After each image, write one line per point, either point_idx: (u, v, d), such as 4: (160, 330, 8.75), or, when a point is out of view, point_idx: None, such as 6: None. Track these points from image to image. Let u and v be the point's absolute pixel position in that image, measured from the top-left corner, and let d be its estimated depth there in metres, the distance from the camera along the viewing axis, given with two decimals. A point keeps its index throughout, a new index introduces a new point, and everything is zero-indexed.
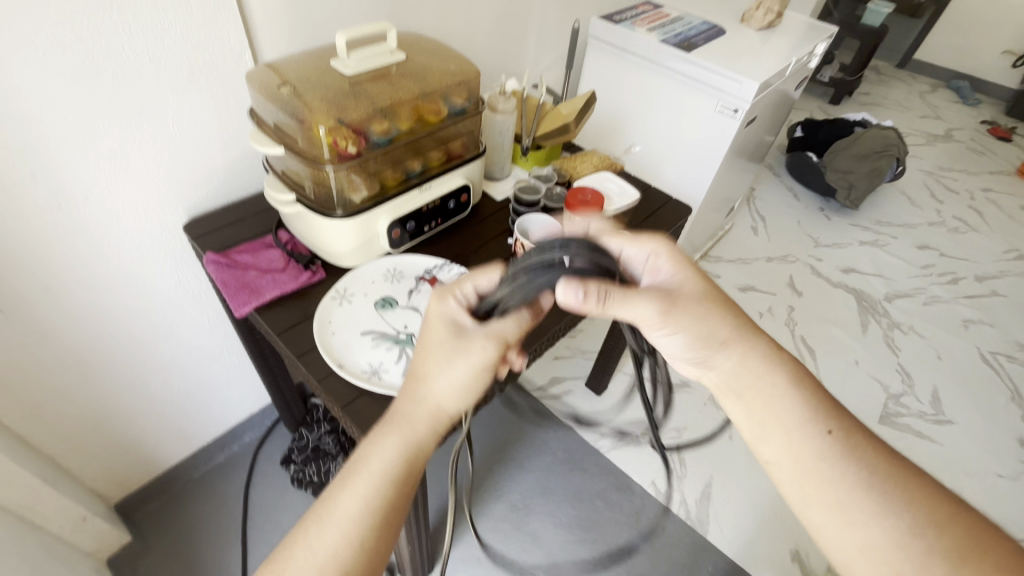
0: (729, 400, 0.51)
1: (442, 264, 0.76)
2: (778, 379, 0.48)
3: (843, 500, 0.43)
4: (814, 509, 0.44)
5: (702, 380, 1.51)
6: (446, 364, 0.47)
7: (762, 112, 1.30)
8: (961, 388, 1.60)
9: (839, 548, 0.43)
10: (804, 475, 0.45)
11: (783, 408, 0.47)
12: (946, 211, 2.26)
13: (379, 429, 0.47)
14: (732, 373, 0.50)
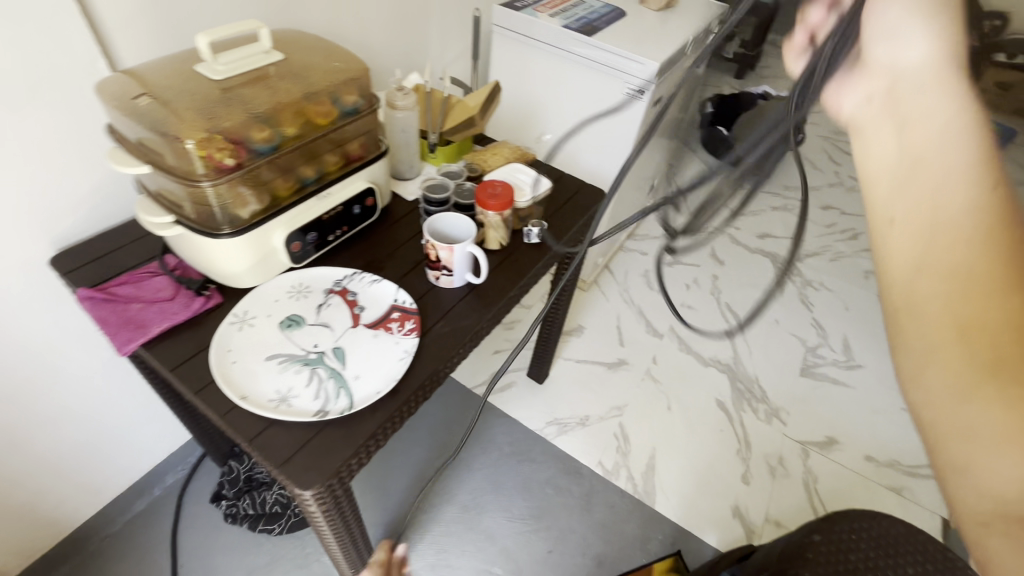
0: (871, 136, 0.35)
1: (352, 274, 0.73)
2: (964, 118, 0.32)
3: (960, 257, 0.29)
4: (920, 281, 0.30)
5: (639, 355, 1.57)
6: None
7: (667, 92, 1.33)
8: (867, 333, 1.75)
9: (919, 320, 0.30)
10: (926, 232, 0.31)
11: (943, 144, 0.32)
12: (843, 171, 2.47)
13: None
14: (901, 95, 0.34)
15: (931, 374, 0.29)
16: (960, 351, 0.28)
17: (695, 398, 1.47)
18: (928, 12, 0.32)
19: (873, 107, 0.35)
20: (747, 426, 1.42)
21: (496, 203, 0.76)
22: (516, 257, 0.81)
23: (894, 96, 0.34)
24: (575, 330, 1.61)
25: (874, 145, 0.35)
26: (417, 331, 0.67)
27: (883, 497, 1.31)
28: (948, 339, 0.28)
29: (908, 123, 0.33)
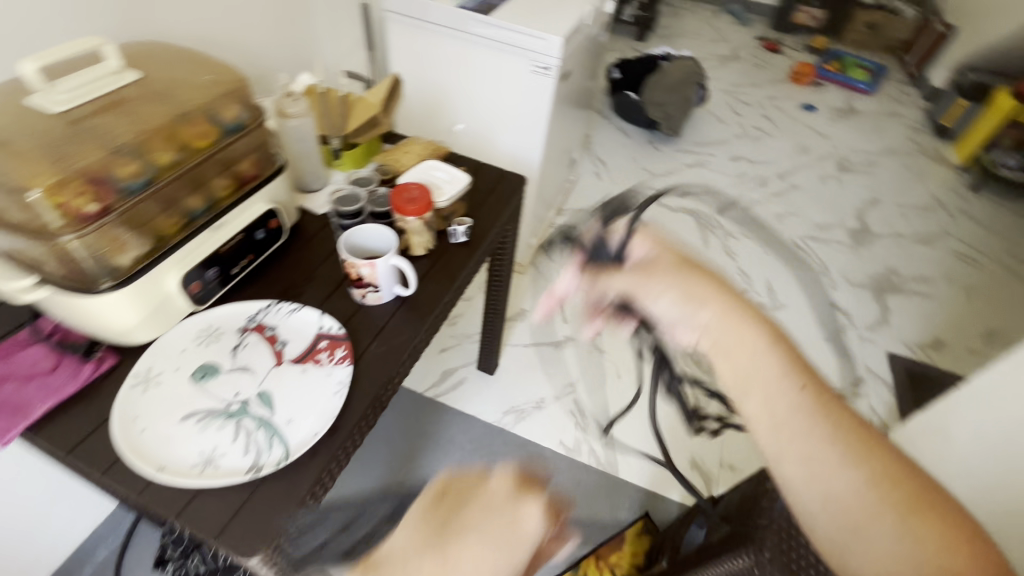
0: (716, 360, 0.51)
1: (267, 306, 0.66)
2: (765, 343, 0.49)
3: (815, 456, 0.44)
4: (789, 464, 0.45)
5: None
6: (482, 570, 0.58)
7: (573, 64, 1.32)
8: (785, 274, 1.88)
9: (814, 502, 0.44)
10: (781, 426, 0.46)
11: (759, 365, 0.48)
12: (746, 123, 2.62)
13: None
14: (717, 331, 0.50)
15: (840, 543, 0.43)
16: (852, 523, 0.42)
17: None
18: (683, 293, 0.51)
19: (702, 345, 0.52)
20: None
21: (415, 208, 0.72)
22: (444, 260, 0.77)
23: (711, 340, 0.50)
24: (518, 315, 1.61)
25: (719, 370, 0.50)
26: (350, 358, 0.63)
27: None
28: (842, 517, 0.43)
29: (731, 353, 0.50)
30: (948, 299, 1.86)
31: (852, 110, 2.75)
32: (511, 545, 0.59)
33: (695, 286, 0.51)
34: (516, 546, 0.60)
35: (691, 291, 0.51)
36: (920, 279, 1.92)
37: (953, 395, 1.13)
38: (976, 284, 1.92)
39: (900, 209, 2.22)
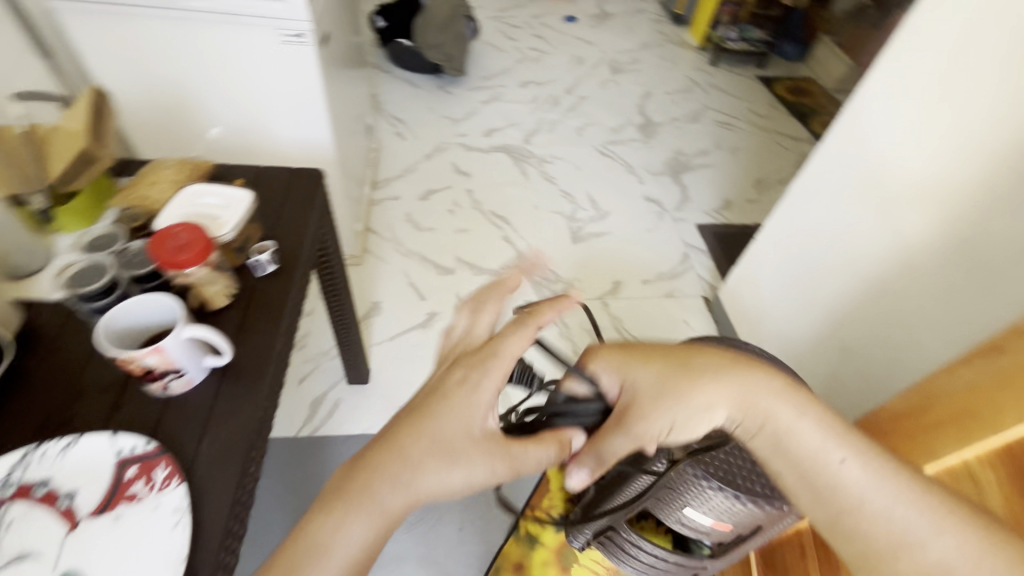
0: (757, 444, 0.53)
1: (20, 455, 0.47)
2: (802, 409, 0.51)
3: (901, 533, 0.46)
4: (874, 549, 0.47)
5: (442, 300, 1.55)
6: (444, 454, 0.49)
7: (328, 23, 1.15)
8: (601, 182, 2.03)
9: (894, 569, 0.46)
10: (851, 508, 0.48)
11: (803, 434, 0.50)
12: (522, 46, 2.68)
13: (376, 510, 0.46)
14: (746, 413, 0.52)
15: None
16: None
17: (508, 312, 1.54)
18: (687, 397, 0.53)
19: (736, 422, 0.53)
20: None
21: (192, 254, 0.56)
22: (259, 300, 0.64)
23: (746, 414, 0.52)
24: (372, 310, 1.49)
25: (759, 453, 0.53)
26: (178, 474, 0.48)
27: (666, 304, 1.63)
28: None
29: (763, 434, 0.52)
30: (724, 163, 2.19)
31: (606, 13, 2.97)
32: (472, 418, 0.51)
33: (717, 378, 0.53)
34: (466, 432, 0.51)
35: (703, 385, 0.53)
36: (701, 153, 2.22)
37: (752, 248, 1.35)
38: (738, 144, 2.29)
39: (669, 96, 2.50)
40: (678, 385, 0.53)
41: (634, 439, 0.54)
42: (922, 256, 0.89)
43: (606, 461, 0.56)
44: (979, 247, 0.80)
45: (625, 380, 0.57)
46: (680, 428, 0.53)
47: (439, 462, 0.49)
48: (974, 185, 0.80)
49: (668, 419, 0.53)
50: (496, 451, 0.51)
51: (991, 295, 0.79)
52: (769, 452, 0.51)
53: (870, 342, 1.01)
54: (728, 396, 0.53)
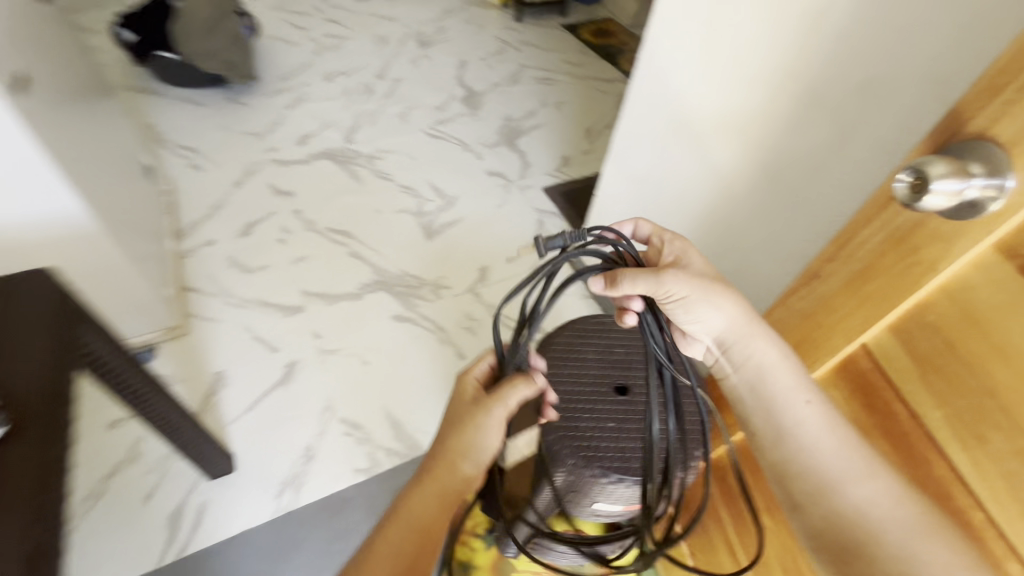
0: (736, 374, 0.56)
1: None
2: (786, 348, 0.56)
3: (848, 468, 0.49)
4: (810, 483, 0.50)
5: (299, 345, 1.38)
6: (456, 424, 0.64)
7: (22, 61, 0.88)
8: (439, 167, 1.93)
9: (817, 503, 0.49)
10: (797, 442, 0.51)
11: (778, 373, 0.54)
12: (315, 36, 2.42)
13: (429, 480, 0.62)
14: (736, 347, 0.56)
15: (841, 541, 0.48)
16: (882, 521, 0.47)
17: (378, 334, 1.42)
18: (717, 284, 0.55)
19: (733, 332, 0.55)
20: (428, 315, 1.48)
21: None
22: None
23: (741, 338, 0.55)
24: (216, 383, 1.28)
25: (732, 385, 0.57)
26: None
27: None
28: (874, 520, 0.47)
29: (746, 369, 0.55)
30: (553, 120, 2.20)
31: None
32: (473, 387, 0.67)
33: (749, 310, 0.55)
34: (469, 401, 0.66)
35: (726, 305, 0.55)
36: (529, 114, 2.21)
37: (597, 203, 1.37)
38: (561, 97, 2.32)
39: (484, 62, 2.44)
40: (716, 283, 0.54)
41: (655, 285, 0.52)
42: (734, 186, 0.94)
43: (618, 283, 0.52)
44: (776, 170, 0.85)
45: (687, 256, 0.58)
46: (688, 309, 0.55)
47: (455, 429, 0.64)
48: (758, 114, 0.85)
49: (688, 293, 0.53)
50: (488, 405, 0.63)
51: (800, 210, 0.84)
52: (747, 388, 0.55)
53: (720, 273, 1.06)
54: (738, 316, 0.55)
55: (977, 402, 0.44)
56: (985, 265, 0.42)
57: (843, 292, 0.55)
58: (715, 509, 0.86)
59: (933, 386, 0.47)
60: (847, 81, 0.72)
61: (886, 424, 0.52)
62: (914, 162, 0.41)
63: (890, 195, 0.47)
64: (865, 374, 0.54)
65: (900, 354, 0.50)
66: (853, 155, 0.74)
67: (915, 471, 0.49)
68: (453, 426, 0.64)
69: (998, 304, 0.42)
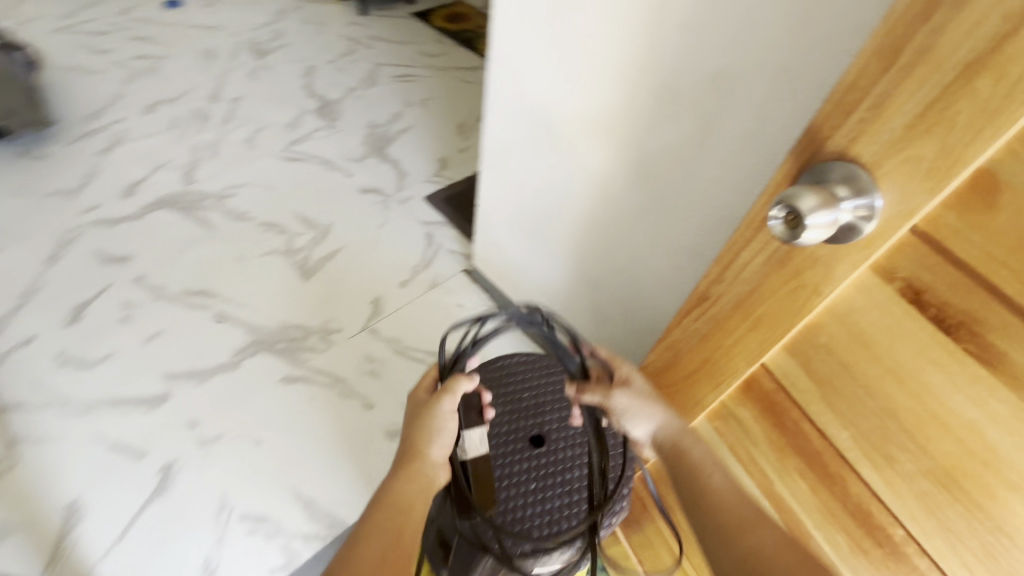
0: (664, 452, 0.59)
1: None
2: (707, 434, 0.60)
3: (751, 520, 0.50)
4: (719, 534, 0.51)
5: (171, 441, 1.17)
6: (412, 418, 0.63)
7: None
8: (304, 194, 1.73)
9: (719, 550, 0.51)
10: (706, 495, 0.53)
11: (697, 445, 0.56)
12: (122, 60, 2.05)
13: (405, 468, 0.59)
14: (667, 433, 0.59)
15: None
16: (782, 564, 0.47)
17: (268, 404, 1.25)
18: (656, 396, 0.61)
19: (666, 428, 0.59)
20: (323, 368, 1.33)
21: None
22: None
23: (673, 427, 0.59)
24: (71, 517, 1.05)
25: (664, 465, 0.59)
26: None
27: (433, 297, 1.50)
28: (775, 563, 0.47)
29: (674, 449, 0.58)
30: (421, 120, 2.06)
31: None
32: (423, 388, 0.68)
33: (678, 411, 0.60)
34: (421, 399, 0.66)
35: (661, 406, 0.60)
36: (394, 117, 2.05)
37: (481, 212, 1.29)
38: (425, 94, 2.17)
39: (333, 65, 2.22)
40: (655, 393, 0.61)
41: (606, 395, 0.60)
42: (610, 185, 0.90)
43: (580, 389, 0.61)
44: (647, 167, 0.82)
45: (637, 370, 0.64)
46: (629, 420, 0.61)
47: (414, 422, 0.63)
48: (619, 111, 0.80)
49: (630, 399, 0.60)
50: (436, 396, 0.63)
51: (677, 207, 0.82)
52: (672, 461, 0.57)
53: (614, 275, 1.02)
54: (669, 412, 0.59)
55: (882, 426, 0.42)
56: (866, 288, 0.39)
57: (736, 314, 0.52)
58: (645, 508, 0.88)
59: (837, 408, 0.45)
60: (699, 74, 0.68)
61: (800, 443, 0.50)
62: (785, 193, 0.37)
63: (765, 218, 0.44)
64: (770, 395, 0.52)
65: (801, 376, 0.48)
66: (718, 147, 0.72)
67: (834, 490, 0.48)
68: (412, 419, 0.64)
69: (886, 328, 0.39)
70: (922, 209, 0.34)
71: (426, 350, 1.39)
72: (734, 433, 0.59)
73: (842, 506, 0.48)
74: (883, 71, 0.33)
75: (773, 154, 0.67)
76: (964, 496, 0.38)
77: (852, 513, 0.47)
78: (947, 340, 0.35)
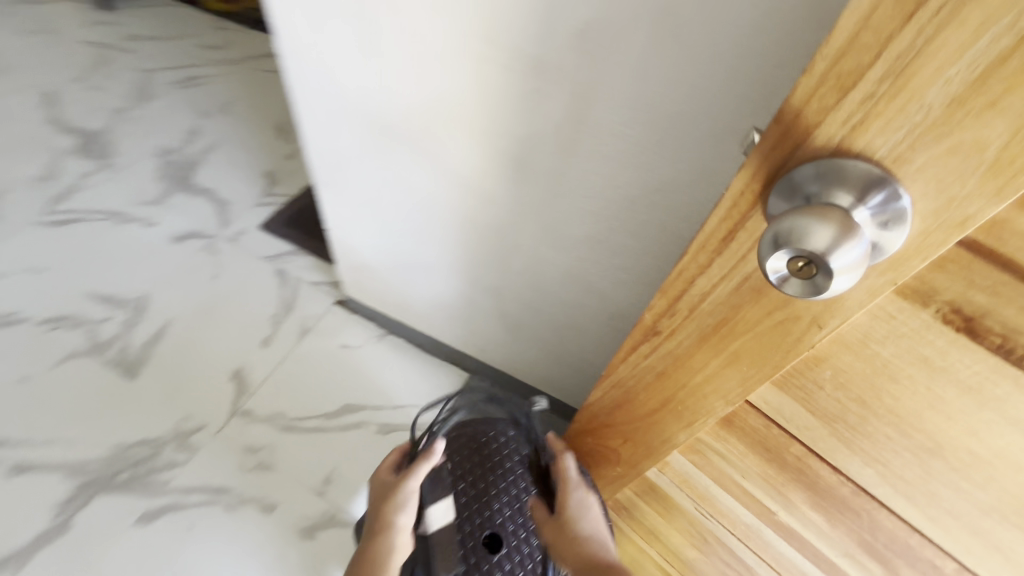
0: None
1: None
2: None
3: None
4: None
5: None
6: (381, 491, 0.62)
7: None
8: (94, 265, 1.32)
9: None
10: None
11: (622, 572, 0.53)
12: None
13: (376, 539, 0.57)
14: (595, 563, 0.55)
15: None
16: None
17: (125, 561, 0.97)
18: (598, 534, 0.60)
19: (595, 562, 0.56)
20: (191, 486, 1.05)
21: None
22: None
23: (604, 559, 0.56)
24: None
25: None
26: None
27: (310, 346, 1.24)
28: None
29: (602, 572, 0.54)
30: (229, 126, 1.64)
31: None
32: (387, 468, 0.65)
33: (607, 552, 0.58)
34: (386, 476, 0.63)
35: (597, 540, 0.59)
36: (192, 135, 1.60)
37: (335, 237, 1.05)
38: (225, 98, 1.71)
39: (85, 83, 1.70)
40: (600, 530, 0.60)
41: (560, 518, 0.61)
42: (480, 184, 0.74)
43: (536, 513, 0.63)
44: (521, 156, 0.67)
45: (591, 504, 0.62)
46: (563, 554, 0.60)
47: (385, 496, 0.60)
48: (467, 94, 0.64)
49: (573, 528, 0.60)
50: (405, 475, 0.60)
51: (565, 195, 0.69)
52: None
53: (515, 279, 0.88)
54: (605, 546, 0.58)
55: (920, 464, 0.34)
56: (889, 314, 0.29)
57: (701, 348, 0.40)
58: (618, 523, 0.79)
59: (854, 443, 0.36)
60: (555, 34, 0.54)
61: (805, 477, 0.42)
62: (777, 227, 0.24)
63: (738, 229, 0.31)
64: (759, 430, 0.42)
65: (799, 411, 0.38)
66: (598, 122, 0.58)
67: (858, 521, 0.40)
68: (381, 492, 0.61)
69: (920, 361, 0.29)
70: (983, 215, 0.23)
71: (319, 415, 1.15)
72: (714, 465, 0.50)
73: (870, 539, 0.41)
74: (901, 23, 0.21)
75: (666, 119, 0.55)
76: None
77: (885, 543, 0.40)
78: (1017, 370, 0.27)
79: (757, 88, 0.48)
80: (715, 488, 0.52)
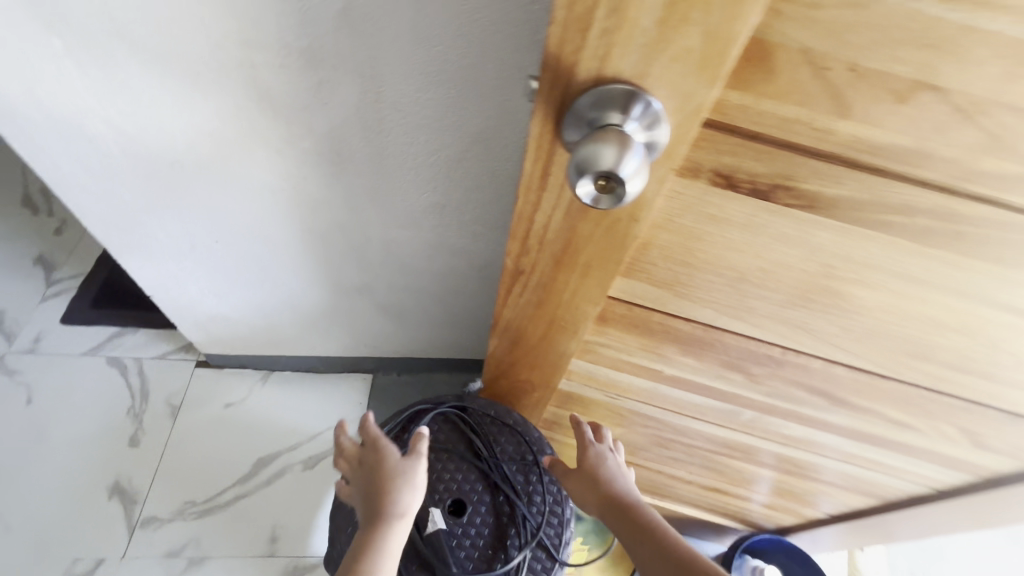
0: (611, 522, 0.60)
1: None
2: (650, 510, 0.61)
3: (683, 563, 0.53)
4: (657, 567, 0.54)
5: None
6: (380, 463, 0.61)
7: None
8: None
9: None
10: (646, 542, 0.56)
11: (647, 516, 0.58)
12: None
13: (384, 518, 0.57)
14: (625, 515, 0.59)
15: None
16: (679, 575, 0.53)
17: None
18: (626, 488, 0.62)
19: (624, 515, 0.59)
20: None
21: None
22: None
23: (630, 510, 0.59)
24: None
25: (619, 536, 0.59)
26: None
27: (191, 421, 1.11)
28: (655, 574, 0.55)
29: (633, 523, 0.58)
30: None
31: None
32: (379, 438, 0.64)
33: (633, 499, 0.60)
34: (383, 448, 0.62)
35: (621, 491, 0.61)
36: None
37: (162, 299, 0.93)
38: None
39: None
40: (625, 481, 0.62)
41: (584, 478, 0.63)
42: (304, 189, 0.71)
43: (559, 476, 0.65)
44: (335, 149, 0.65)
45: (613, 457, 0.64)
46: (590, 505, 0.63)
47: (389, 469, 0.60)
48: (248, 105, 0.59)
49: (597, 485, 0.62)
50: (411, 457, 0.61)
51: (393, 172, 0.69)
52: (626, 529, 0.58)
53: (378, 268, 0.86)
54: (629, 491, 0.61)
55: (737, 291, 0.43)
56: (679, 192, 0.36)
57: (560, 270, 0.45)
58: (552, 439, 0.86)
59: (691, 296, 0.45)
60: (316, 20, 0.52)
61: (670, 336, 0.51)
62: (577, 157, 0.29)
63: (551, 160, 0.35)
64: (627, 315, 0.50)
65: (647, 287, 0.46)
66: (395, 96, 0.59)
67: (716, 351, 0.51)
68: (382, 469, 0.61)
69: (709, 218, 0.37)
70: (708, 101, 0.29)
71: (234, 483, 1.06)
72: (608, 358, 0.57)
73: (727, 358, 0.51)
74: None
75: (457, 77, 0.57)
76: (819, 306, 0.42)
77: (737, 357, 0.51)
78: (769, 203, 0.35)
79: (524, 24, 0.52)
80: (614, 375, 0.60)
